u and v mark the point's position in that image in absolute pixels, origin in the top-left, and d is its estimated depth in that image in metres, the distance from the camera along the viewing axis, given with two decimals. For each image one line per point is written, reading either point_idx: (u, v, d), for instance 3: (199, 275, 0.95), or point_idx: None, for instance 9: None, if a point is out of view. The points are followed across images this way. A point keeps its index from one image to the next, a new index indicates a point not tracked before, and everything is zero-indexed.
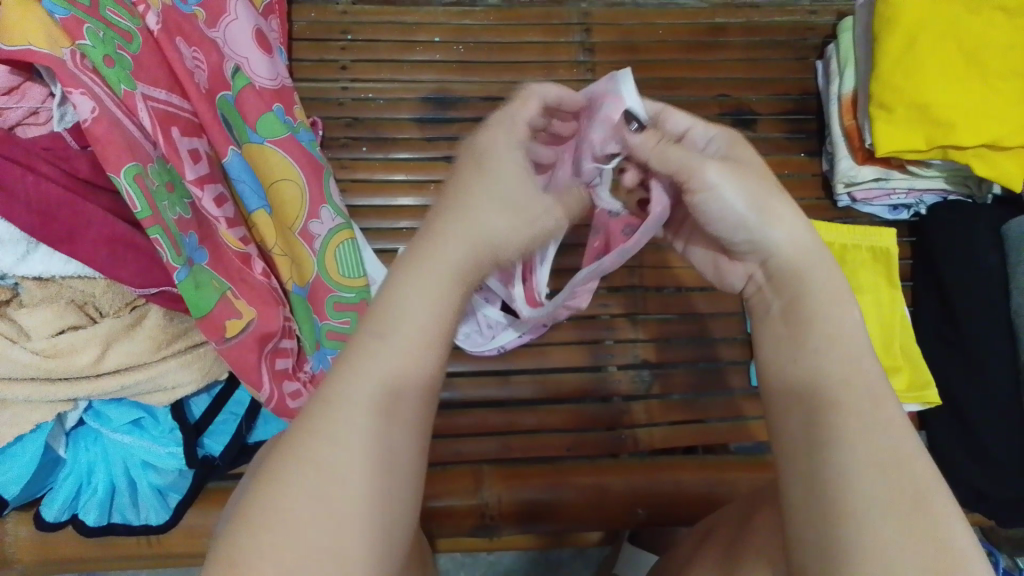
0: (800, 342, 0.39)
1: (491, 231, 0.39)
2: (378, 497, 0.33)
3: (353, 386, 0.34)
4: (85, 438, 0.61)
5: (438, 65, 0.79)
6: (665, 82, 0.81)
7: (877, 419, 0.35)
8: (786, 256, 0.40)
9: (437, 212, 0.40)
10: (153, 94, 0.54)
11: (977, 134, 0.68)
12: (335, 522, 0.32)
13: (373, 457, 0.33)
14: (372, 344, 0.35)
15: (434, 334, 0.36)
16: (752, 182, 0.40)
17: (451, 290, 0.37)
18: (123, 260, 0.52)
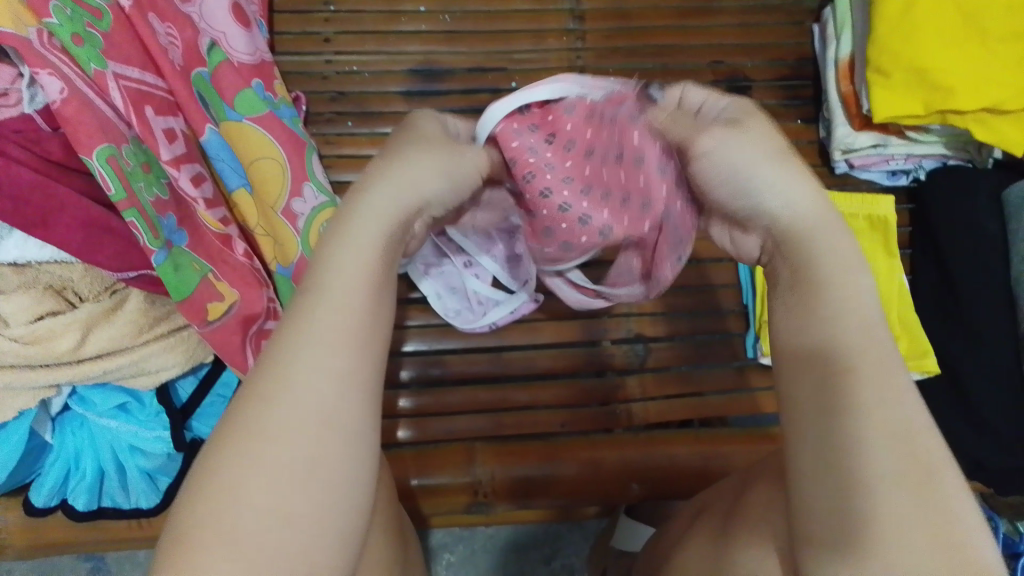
0: (805, 307, 0.36)
1: (428, 181, 0.38)
2: (345, 453, 0.30)
3: (302, 341, 0.31)
4: (71, 424, 0.60)
5: (424, 35, 0.77)
6: (657, 50, 0.79)
7: (890, 387, 0.33)
8: (804, 221, 0.37)
9: (377, 163, 0.38)
10: (127, 73, 0.52)
11: (977, 98, 0.66)
12: (298, 486, 0.29)
13: (334, 409, 0.31)
14: (308, 296, 0.33)
15: (373, 281, 0.34)
16: (757, 141, 0.39)
17: (382, 238, 0.35)
18: (99, 242, 0.51)
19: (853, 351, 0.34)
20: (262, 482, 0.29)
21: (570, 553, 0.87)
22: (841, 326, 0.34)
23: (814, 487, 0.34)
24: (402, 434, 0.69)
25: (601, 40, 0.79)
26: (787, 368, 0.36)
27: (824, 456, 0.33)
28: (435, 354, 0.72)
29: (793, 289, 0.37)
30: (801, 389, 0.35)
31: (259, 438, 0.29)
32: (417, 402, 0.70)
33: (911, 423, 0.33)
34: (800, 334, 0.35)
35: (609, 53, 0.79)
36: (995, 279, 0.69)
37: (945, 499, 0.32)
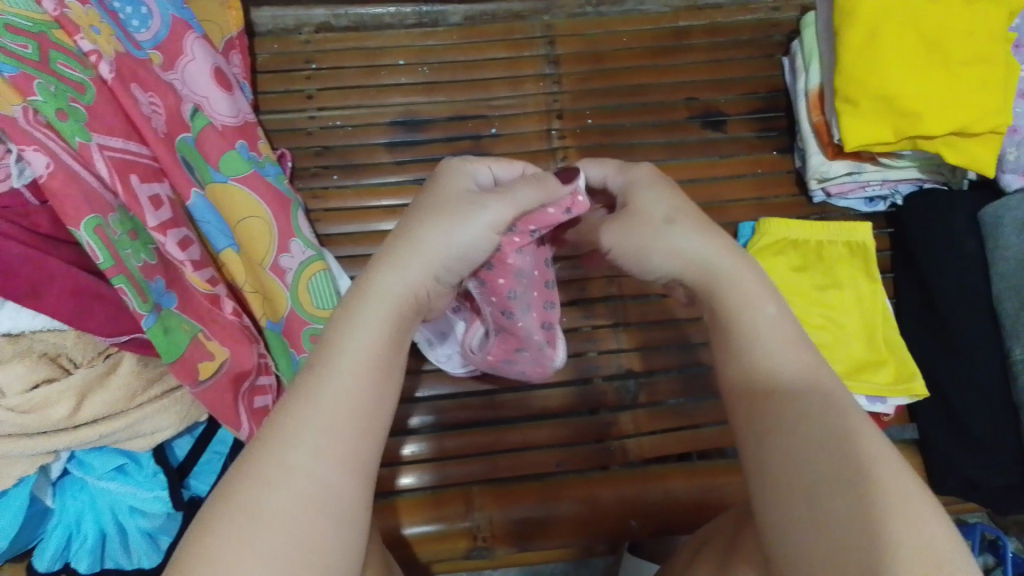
0: (732, 348, 0.40)
1: (438, 258, 0.43)
2: (337, 524, 0.32)
3: (308, 409, 0.34)
4: (72, 487, 0.61)
5: (404, 87, 0.79)
6: (632, 89, 0.81)
7: (851, 416, 0.35)
8: (710, 261, 0.44)
9: (391, 247, 0.43)
10: (110, 143, 0.54)
11: (945, 122, 0.68)
12: (296, 548, 0.30)
13: (334, 477, 0.33)
14: (317, 372, 0.36)
15: (379, 363, 0.37)
16: (697, 228, 0.45)
17: (390, 320, 0.40)
18: (90, 310, 0.52)
19: (812, 387, 0.37)
20: (261, 534, 0.30)
21: None
22: (788, 363, 0.38)
23: (778, 501, 0.33)
24: (406, 480, 0.70)
25: (577, 83, 0.81)
26: (738, 402, 0.39)
27: (797, 479, 0.33)
28: (429, 399, 0.73)
29: (725, 332, 0.41)
30: (752, 416, 0.37)
31: (266, 489, 0.31)
32: (413, 449, 0.71)
33: (879, 450, 0.34)
34: (747, 368, 0.39)
35: (585, 95, 0.80)
36: (978, 298, 0.70)
37: (919, 509, 0.31)
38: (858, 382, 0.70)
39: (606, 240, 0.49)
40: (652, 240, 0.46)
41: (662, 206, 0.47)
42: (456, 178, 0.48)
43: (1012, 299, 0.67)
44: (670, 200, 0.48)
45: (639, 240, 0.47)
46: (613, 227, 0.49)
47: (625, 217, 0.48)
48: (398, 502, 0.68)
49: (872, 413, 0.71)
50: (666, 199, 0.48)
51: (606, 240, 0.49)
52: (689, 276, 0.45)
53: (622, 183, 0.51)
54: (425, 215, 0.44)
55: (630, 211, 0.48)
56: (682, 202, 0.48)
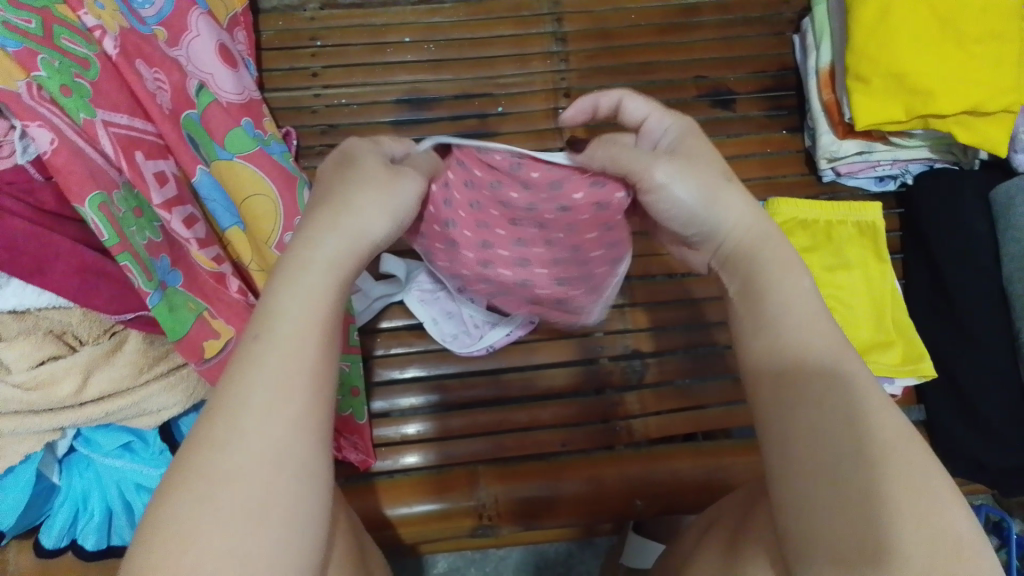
0: (764, 320, 0.38)
1: (366, 230, 0.38)
2: (294, 489, 0.30)
3: (250, 374, 0.31)
4: (79, 465, 0.62)
5: (410, 64, 0.79)
6: (640, 67, 0.80)
7: (869, 397, 0.34)
8: (736, 235, 0.42)
9: (314, 215, 0.38)
10: (115, 119, 0.53)
11: (957, 100, 0.67)
12: (254, 516, 0.29)
13: (287, 454, 0.30)
14: (258, 341, 0.32)
15: (321, 329, 0.34)
16: (702, 175, 0.43)
17: (328, 285, 0.35)
18: (96, 288, 0.52)
19: (839, 364, 0.35)
20: (219, 507, 0.29)
21: (582, 571, 0.88)
22: (813, 340, 0.36)
23: (797, 480, 0.33)
24: (411, 460, 0.70)
25: (584, 61, 0.80)
26: (758, 367, 0.37)
27: (809, 460, 0.33)
28: (435, 379, 0.73)
29: (760, 299, 0.39)
30: (781, 384, 0.36)
31: (223, 459, 0.30)
32: (417, 428, 0.71)
33: (893, 429, 0.33)
34: (767, 341, 0.37)
35: (593, 73, 0.79)
36: (987, 280, 0.70)
37: (932, 496, 0.32)
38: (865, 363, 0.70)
39: (655, 174, 0.43)
40: (713, 192, 0.43)
41: (715, 161, 0.45)
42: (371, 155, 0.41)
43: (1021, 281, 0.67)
44: (716, 157, 0.45)
45: (692, 188, 0.43)
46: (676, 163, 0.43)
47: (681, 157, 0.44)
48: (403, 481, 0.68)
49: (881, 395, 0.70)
50: (712, 155, 0.45)
51: (656, 176, 0.43)
52: (734, 240, 0.43)
53: (669, 126, 0.48)
54: (347, 184, 0.39)
55: (687, 157, 0.44)
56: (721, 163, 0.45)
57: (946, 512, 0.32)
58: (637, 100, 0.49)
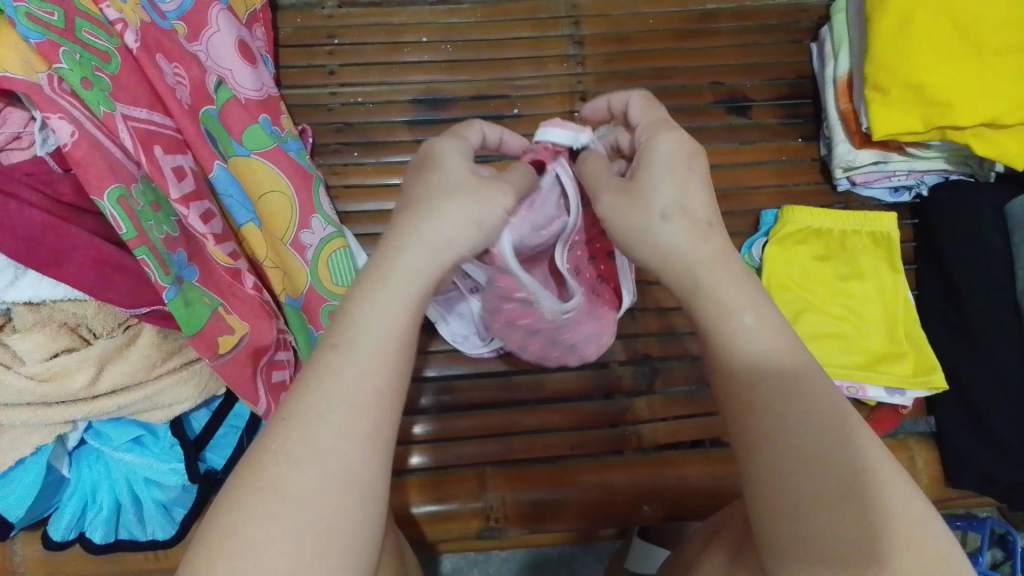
0: (714, 358, 0.40)
1: (446, 245, 0.41)
2: (363, 503, 0.34)
3: (330, 388, 0.35)
4: (88, 458, 0.61)
5: (426, 65, 0.79)
6: (656, 72, 0.80)
7: (848, 412, 0.37)
8: (696, 257, 0.41)
9: (394, 227, 0.42)
10: (135, 113, 0.54)
11: (975, 113, 0.67)
12: (318, 531, 0.32)
13: (351, 452, 0.34)
14: (342, 353, 0.37)
15: (398, 337, 0.38)
16: (644, 190, 0.43)
17: (410, 299, 0.39)
18: (112, 280, 0.52)
19: (809, 373, 0.38)
20: (287, 520, 0.32)
21: None
22: (763, 350, 0.38)
23: (780, 502, 0.35)
24: (416, 460, 0.70)
25: (601, 65, 0.80)
26: (727, 387, 0.39)
27: (797, 480, 0.34)
28: (445, 380, 0.73)
29: (707, 331, 0.40)
30: (752, 417, 0.37)
31: (288, 468, 0.33)
32: (426, 428, 0.71)
33: (878, 450, 0.35)
34: (720, 364, 0.39)
35: (609, 77, 0.80)
36: (1001, 293, 0.69)
37: (911, 506, 0.34)
38: (876, 374, 0.70)
39: (599, 209, 0.45)
40: (646, 227, 0.42)
41: (669, 187, 0.42)
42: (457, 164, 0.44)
43: None
44: (676, 176, 0.43)
45: (627, 225, 0.43)
46: (613, 196, 0.44)
47: (628, 190, 0.43)
48: (410, 480, 0.68)
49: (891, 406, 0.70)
50: (680, 182, 0.42)
51: (598, 210, 0.45)
52: (669, 274, 0.42)
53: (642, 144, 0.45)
54: (433, 192, 0.42)
55: (634, 187, 0.43)
56: (696, 193, 0.42)
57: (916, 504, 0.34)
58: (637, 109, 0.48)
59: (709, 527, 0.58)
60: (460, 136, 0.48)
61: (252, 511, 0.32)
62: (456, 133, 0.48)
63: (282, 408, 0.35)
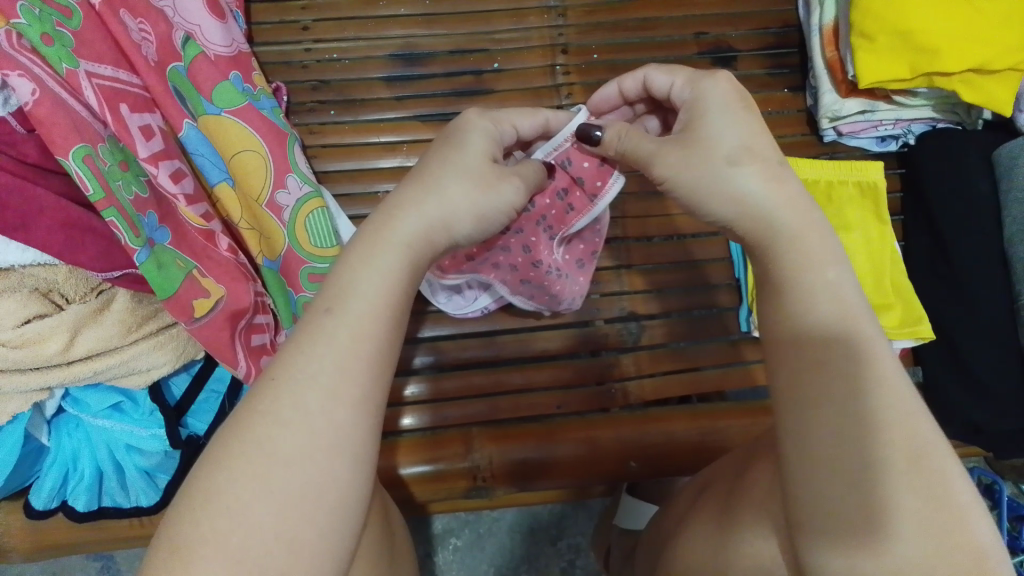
0: (784, 308, 0.39)
1: (448, 215, 0.42)
2: (353, 465, 0.34)
3: (319, 348, 0.35)
4: (67, 426, 0.61)
5: (402, 19, 0.76)
6: (639, 24, 0.78)
7: (891, 393, 0.36)
8: (777, 211, 0.40)
9: (399, 193, 0.42)
10: (99, 71, 0.52)
11: (962, 59, 0.66)
12: (311, 500, 0.33)
13: (341, 419, 0.34)
14: (332, 313, 0.36)
15: (389, 306, 0.38)
16: (716, 138, 0.42)
17: (403, 257, 0.39)
18: (81, 244, 0.50)
19: (847, 350, 0.36)
20: (279, 486, 0.32)
21: (576, 532, 0.89)
22: (820, 318, 0.37)
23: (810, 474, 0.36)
24: (407, 422, 0.69)
25: (583, 16, 0.78)
26: (782, 351, 0.38)
27: (820, 451, 0.35)
28: (432, 341, 0.72)
29: (777, 291, 0.39)
30: (794, 377, 0.37)
31: (277, 434, 0.33)
32: (415, 390, 0.70)
33: (911, 425, 0.35)
34: (789, 322, 0.38)
35: (591, 29, 0.78)
36: (988, 243, 0.69)
37: (952, 493, 0.34)
38: None
39: (660, 170, 0.44)
40: (712, 179, 0.42)
41: (731, 135, 0.42)
42: (482, 144, 0.45)
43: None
44: (731, 119, 0.43)
45: (693, 179, 0.42)
46: (675, 155, 0.43)
47: (685, 143, 0.43)
48: (398, 442, 0.68)
49: None
50: (738, 127, 0.43)
51: (660, 172, 0.44)
52: (744, 226, 0.41)
53: (688, 99, 0.45)
54: (447, 166, 0.43)
55: (694, 141, 0.43)
56: (762, 141, 0.43)
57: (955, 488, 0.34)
58: (659, 73, 0.48)
59: (699, 484, 0.58)
60: (497, 118, 0.48)
61: (244, 485, 0.32)
62: (499, 116, 0.48)
63: (273, 367, 0.36)
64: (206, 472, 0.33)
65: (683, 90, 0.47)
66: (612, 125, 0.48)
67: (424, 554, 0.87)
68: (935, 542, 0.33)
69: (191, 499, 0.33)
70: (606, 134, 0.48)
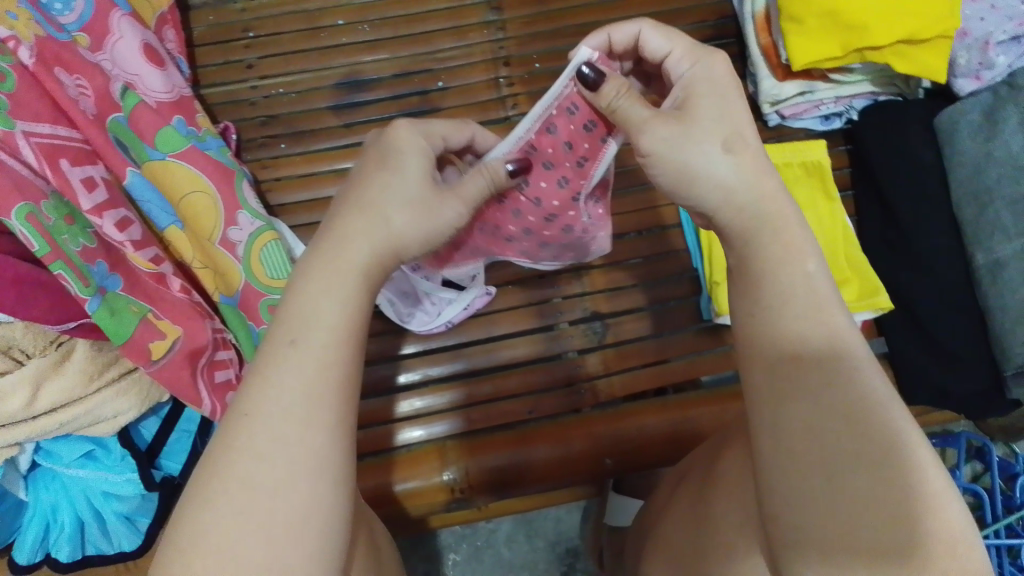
0: (758, 302, 0.39)
1: (393, 237, 0.43)
2: (335, 497, 0.35)
3: (287, 381, 0.36)
4: (44, 479, 0.61)
5: (345, 48, 0.78)
6: (577, 29, 0.79)
7: (874, 390, 0.36)
8: (752, 200, 0.41)
9: (348, 222, 0.42)
10: (37, 129, 0.53)
11: (889, 32, 0.66)
12: (300, 533, 0.34)
13: (319, 449, 0.35)
14: (294, 344, 0.37)
15: (350, 334, 0.39)
16: (705, 122, 0.42)
17: (360, 286, 0.40)
18: (32, 298, 0.52)
19: (836, 349, 0.37)
20: (270, 525, 0.33)
21: (572, 535, 0.89)
22: (800, 333, 0.37)
23: (793, 475, 0.36)
24: (406, 436, 0.70)
25: (521, 28, 0.79)
26: (760, 352, 0.39)
27: (798, 447, 0.36)
28: (401, 360, 0.72)
29: None
30: (775, 375, 0.37)
31: (258, 471, 0.34)
32: (415, 403, 0.71)
33: (892, 421, 0.35)
34: (767, 324, 0.39)
35: (530, 39, 0.79)
36: (937, 208, 0.70)
37: (931, 485, 0.34)
38: None
39: (645, 144, 0.43)
40: (699, 160, 0.41)
41: (725, 120, 0.43)
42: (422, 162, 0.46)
43: (970, 203, 0.68)
44: (719, 105, 0.43)
45: (681, 160, 0.42)
46: (669, 128, 0.42)
47: (679, 119, 0.43)
48: (376, 463, 0.69)
49: None
50: (727, 113, 0.43)
51: (643, 144, 0.43)
52: (727, 215, 0.41)
53: (685, 74, 0.46)
54: (389, 193, 0.44)
55: (684, 118, 0.43)
56: (746, 127, 0.43)
57: (933, 481, 0.35)
58: (658, 34, 0.47)
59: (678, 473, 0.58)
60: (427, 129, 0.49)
61: (235, 528, 0.33)
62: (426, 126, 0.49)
63: (241, 401, 0.36)
64: (193, 513, 0.34)
65: (679, 61, 0.46)
66: (611, 77, 0.44)
67: (424, 572, 0.88)
68: (911, 534, 0.34)
69: (178, 546, 0.33)
70: (604, 87, 0.44)
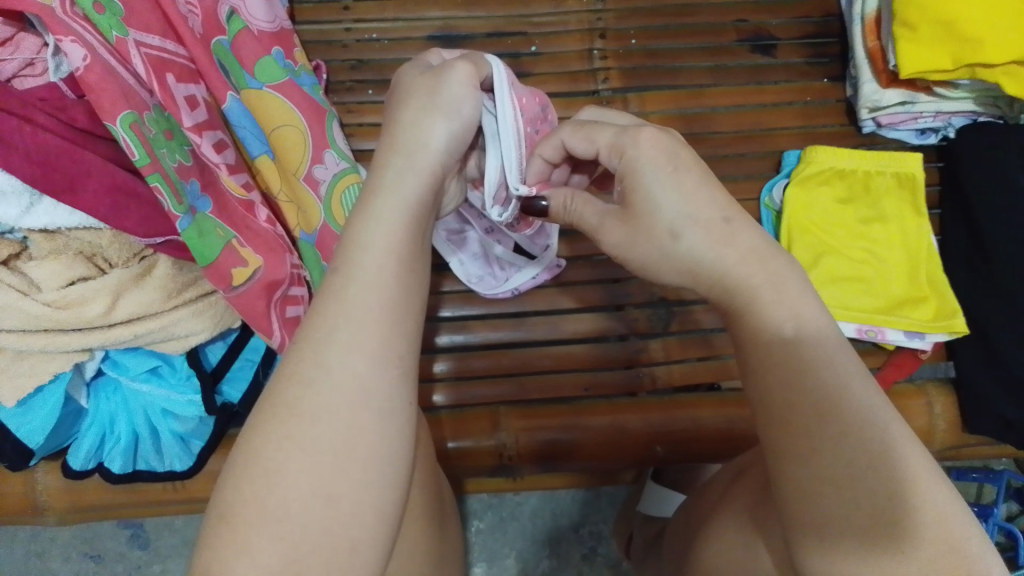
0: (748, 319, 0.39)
1: (424, 151, 0.41)
2: (380, 424, 0.35)
3: (338, 312, 0.36)
4: (106, 389, 0.62)
5: (443, 1, 0.77)
6: (678, 9, 0.78)
7: (851, 383, 0.36)
8: (723, 267, 0.39)
9: (388, 163, 0.41)
10: (147, 40, 0.53)
11: (1004, 50, 0.65)
12: (341, 454, 0.34)
13: (366, 374, 0.35)
14: (342, 276, 0.37)
15: (396, 255, 0.38)
16: (675, 192, 0.40)
17: (405, 207, 0.39)
18: (126, 208, 0.52)
19: (819, 349, 0.37)
20: (307, 449, 0.33)
21: (598, 519, 0.89)
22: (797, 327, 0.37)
23: (802, 471, 0.35)
24: (440, 399, 0.70)
25: (622, 1, 0.78)
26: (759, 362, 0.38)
27: (804, 445, 0.35)
28: (463, 320, 0.73)
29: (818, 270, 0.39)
30: (773, 373, 0.37)
31: (299, 392, 0.35)
32: (445, 367, 0.71)
33: (874, 412, 0.35)
34: (757, 329, 0.38)
35: (630, 13, 0.78)
36: None
37: (917, 471, 0.34)
38: (895, 319, 0.69)
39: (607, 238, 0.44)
40: (660, 253, 0.41)
41: (695, 205, 0.40)
42: (468, 100, 0.42)
43: None
44: (678, 187, 0.40)
45: (638, 255, 0.42)
46: (617, 227, 0.43)
47: (627, 215, 0.43)
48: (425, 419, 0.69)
49: (910, 349, 0.70)
50: (683, 192, 0.41)
51: (607, 239, 0.44)
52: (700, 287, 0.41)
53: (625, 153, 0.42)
54: (409, 110, 0.42)
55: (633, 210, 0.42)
56: (705, 203, 0.40)
57: (921, 468, 0.34)
58: (646, 133, 0.42)
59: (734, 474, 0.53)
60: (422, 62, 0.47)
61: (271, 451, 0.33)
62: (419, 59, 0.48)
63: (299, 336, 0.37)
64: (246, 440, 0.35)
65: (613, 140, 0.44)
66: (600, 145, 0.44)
67: None
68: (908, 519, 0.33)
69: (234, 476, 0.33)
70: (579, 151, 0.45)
